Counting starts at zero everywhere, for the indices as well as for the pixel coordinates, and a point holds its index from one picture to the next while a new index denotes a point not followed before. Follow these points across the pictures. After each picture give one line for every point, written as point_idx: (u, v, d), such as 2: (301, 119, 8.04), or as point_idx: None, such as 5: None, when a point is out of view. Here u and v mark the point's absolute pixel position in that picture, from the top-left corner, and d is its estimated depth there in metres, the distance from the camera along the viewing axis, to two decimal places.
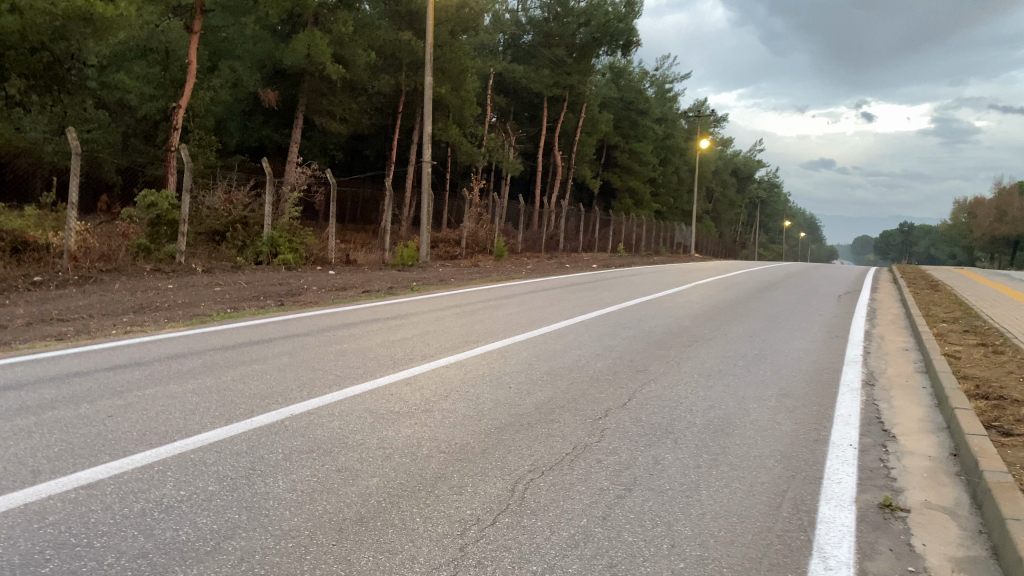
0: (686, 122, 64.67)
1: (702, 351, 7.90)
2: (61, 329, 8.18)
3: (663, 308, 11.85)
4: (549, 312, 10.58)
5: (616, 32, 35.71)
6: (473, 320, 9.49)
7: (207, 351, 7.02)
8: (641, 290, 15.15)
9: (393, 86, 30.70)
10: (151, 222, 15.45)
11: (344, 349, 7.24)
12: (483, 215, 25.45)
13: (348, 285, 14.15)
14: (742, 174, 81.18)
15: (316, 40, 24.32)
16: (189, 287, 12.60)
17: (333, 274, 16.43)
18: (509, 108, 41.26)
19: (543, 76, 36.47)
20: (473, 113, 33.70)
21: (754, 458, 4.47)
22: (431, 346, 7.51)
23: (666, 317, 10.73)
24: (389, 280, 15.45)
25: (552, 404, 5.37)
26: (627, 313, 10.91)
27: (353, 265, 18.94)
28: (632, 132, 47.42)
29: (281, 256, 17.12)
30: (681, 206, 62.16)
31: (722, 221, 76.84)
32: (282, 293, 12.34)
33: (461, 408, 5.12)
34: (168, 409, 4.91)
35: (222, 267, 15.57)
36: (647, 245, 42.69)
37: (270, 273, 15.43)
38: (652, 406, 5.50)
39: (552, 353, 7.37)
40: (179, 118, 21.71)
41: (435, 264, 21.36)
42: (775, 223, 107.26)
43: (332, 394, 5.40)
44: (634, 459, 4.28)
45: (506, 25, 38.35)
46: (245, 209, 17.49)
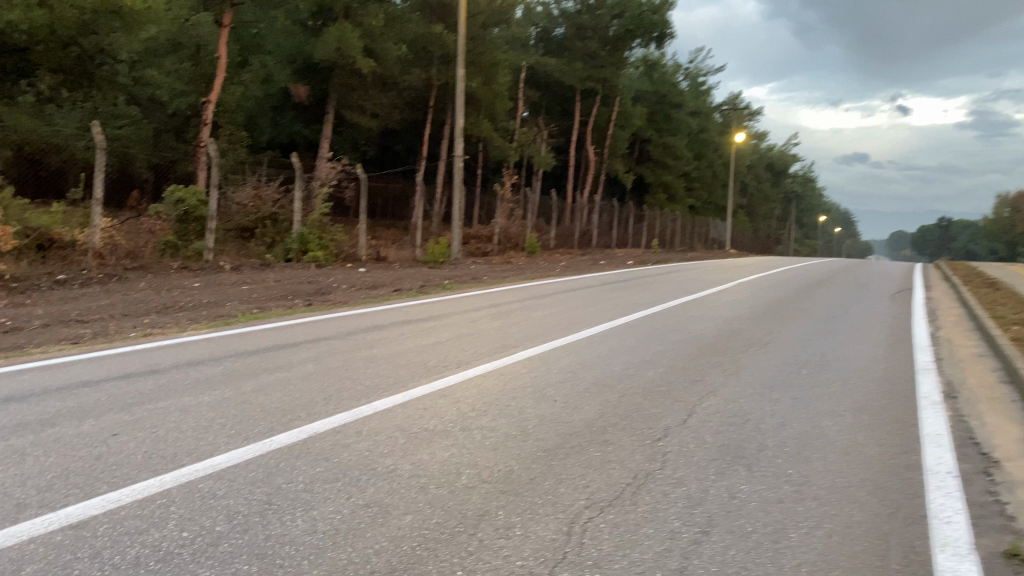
0: (720, 115, 63.58)
1: (759, 358, 7.29)
2: (79, 331, 7.80)
3: (709, 308, 11.23)
4: (590, 313, 10.03)
5: (650, 23, 35.17)
6: (510, 322, 8.96)
7: (228, 356, 6.57)
8: (683, 288, 14.52)
9: (424, 80, 30.29)
10: (179, 218, 15.15)
11: (373, 354, 6.75)
12: (516, 210, 24.92)
13: (378, 283, 13.70)
14: (777, 168, 79.81)
15: (347, 33, 24.04)
16: (215, 285, 12.23)
17: (364, 271, 15.99)
18: (541, 102, 40.66)
19: (576, 69, 35.80)
20: (505, 107, 33.15)
21: (842, 491, 3.87)
22: (466, 351, 7.00)
23: (715, 317, 10.12)
24: (420, 278, 14.98)
25: (604, 421, 4.81)
26: (672, 313, 10.31)
27: (383, 262, 18.52)
28: (666, 126, 46.58)
29: (311, 253, 16.54)
30: (715, 201, 61.07)
31: (756, 217, 75.49)
32: (310, 292, 11.93)
33: (503, 427, 4.59)
34: (179, 427, 4.44)
35: (251, 264, 15.22)
36: (681, 241, 41.86)
37: (299, 270, 15.04)
38: (715, 425, 4.92)
39: (597, 359, 6.82)
40: (209, 113, 21.44)
41: (466, 261, 20.89)
42: (811, 218, 105.30)
43: (360, 410, 4.88)
44: (706, 493, 3.71)
45: (538, 18, 37.78)
46: (275, 206, 17.17)
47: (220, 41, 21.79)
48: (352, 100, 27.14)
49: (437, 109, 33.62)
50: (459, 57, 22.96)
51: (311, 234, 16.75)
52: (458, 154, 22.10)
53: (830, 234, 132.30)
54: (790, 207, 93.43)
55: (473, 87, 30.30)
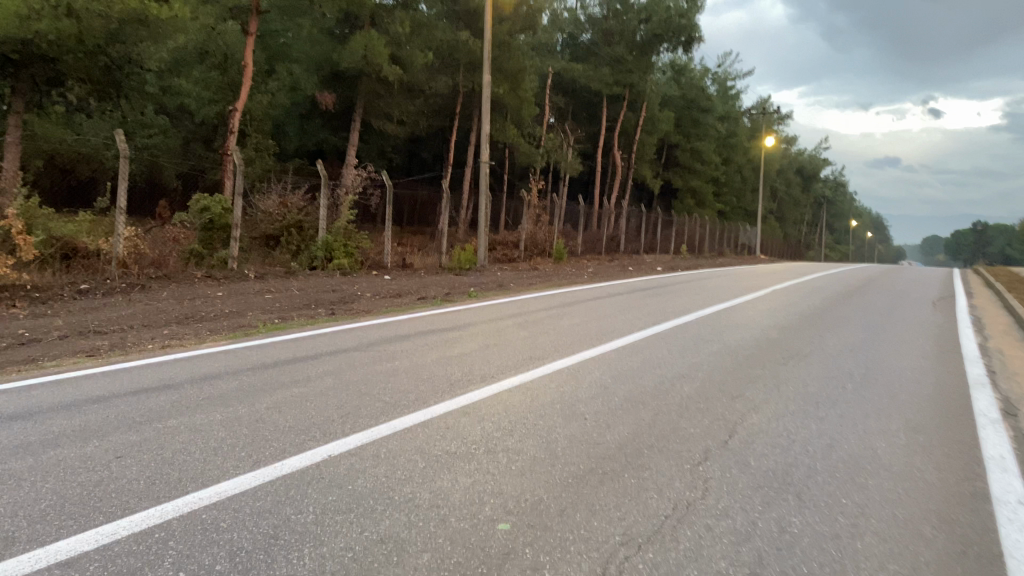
0: (750, 120, 62.85)
1: (801, 371, 6.92)
2: (96, 343, 7.63)
3: (744, 316, 10.83)
4: (620, 322, 9.69)
5: (678, 27, 34.40)
6: (538, 332, 8.65)
7: (246, 369, 6.34)
8: (716, 295, 14.12)
9: (451, 87, 30.13)
10: (204, 226, 14.98)
11: (395, 367, 6.48)
12: (542, 217, 24.61)
13: (403, 291, 13.46)
14: (808, 173, 78.73)
15: (373, 40, 23.94)
16: (238, 294, 12.07)
17: (389, 279, 15.77)
18: (568, 108, 40.34)
19: (603, 74, 35.46)
20: (532, 112, 32.89)
21: (904, 524, 3.52)
22: (492, 364, 6.71)
23: (751, 327, 9.73)
24: (445, 286, 14.73)
25: (639, 443, 4.49)
26: (707, 323, 9.93)
27: (409, 269, 18.32)
28: (694, 131, 46.03)
29: (336, 261, 16.36)
30: (745, 206, 60.27)
31: (787, 222, 74.47)
32: (334, 301, 11.73)
33: (531, 449, 4.28)
34: (188, 448, 4.19)
35: (275, 272, 15.08)
36: (710, 247, 41.29)
37: (324, 279, 14.86)
38: (759, 447, 4.59)
39: (629, 373, 6.49)
40: (236, 121, 21.40)
41: (493, 268, 20.63)
42: (842, 223, 103.76)
43: (379, 429, 4.61)
44: (754, 527, 3.37)
45: (565, 23, 37.49)
46: (300, 213, 17.04)
47: (247, 50, 21.78)
48: (378, 107, 27.04)
49: (464, 116, 33.45)
50: (485, 62, 22.72)
51: (336, 241, 16.56)
52: (485, 160, 21.82)
53: (862, 239, 130.41)
54: (820, 212, 92.12)
55: (499, 93, 30.09)
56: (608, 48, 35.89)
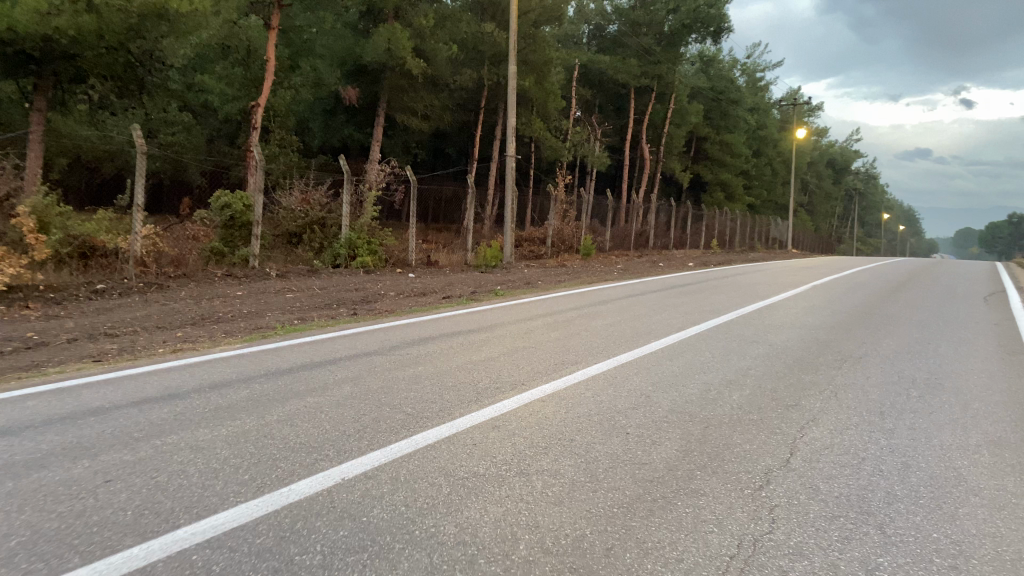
0: (779, 111, 61.74)
1: (856, 376, 6.38)
2: (105, 348, 7.26)
3: (787, 314, 10.25)
4: (657, 321, 9.15)
5: (707, 18, 33.85)
6: (570, 333, 8.16)
7: (259, 377, 5.90)
8: (756, 292, 13.51)
9: (475, 80, 29.67)
10: (225, 223, 14.56)
11: (419, 374, 6.01)
12: (570, 212, 24.08)
13: (429, 289, 13.03)
14: (838, 165, 77.31)
15: (397, 34, 23.52)
16: (258, 293, 11.70)
17: (414, 277, 15.34)
18: (594, 101, 39.68)
19: (630, 66, 34.83)
20: (559, 106, 32.33)
21: (1013, 565, 2.99)
22: (522, 369, 6.22)
23: (796, 326, 9.15)
24: (472, 284, 14.28)
25: (690, 464, 3.98)
26: (749, 322, 9.37)
27: (434, 267, 17.89)
28: (723, 123, 45.13)
29: (359, 258, 15.95)
30: (775, 199, 59.13)
31: (817, 215, 73.19)
32: (357, 300, 11.31)
33: (569, 471, 3.79)
34: (185, 471, 3.76)
35: (297, 270, 14.71)
36: (740, 242, 40.46)
37: (347, 276, 14.47)
38: (825, 467, 4.06)
39: (672, 380, 5.96)
40: (258, 116, 21.07)
41: (520, 265, 20.15)
42: (873, 216, 101.79)
43: (398, 447, 4.14)
44: (837, 571, 2.86)
45: (590, 15, 36.79)
46: (323, 210, 16.67)
47: (269, 44, 21.49)
48: (402, 102, 26.62)
49: (489, 110, 32.96)
50: (510, 53, 22.16)
51: (359, 238, 16.19)
52: (511, 154, 21.30)
53: (893, 232, 128.07)
54: (851, 204, 90.37)
55: (525, 86, 29.57)
56: (635, 39, 35.22)
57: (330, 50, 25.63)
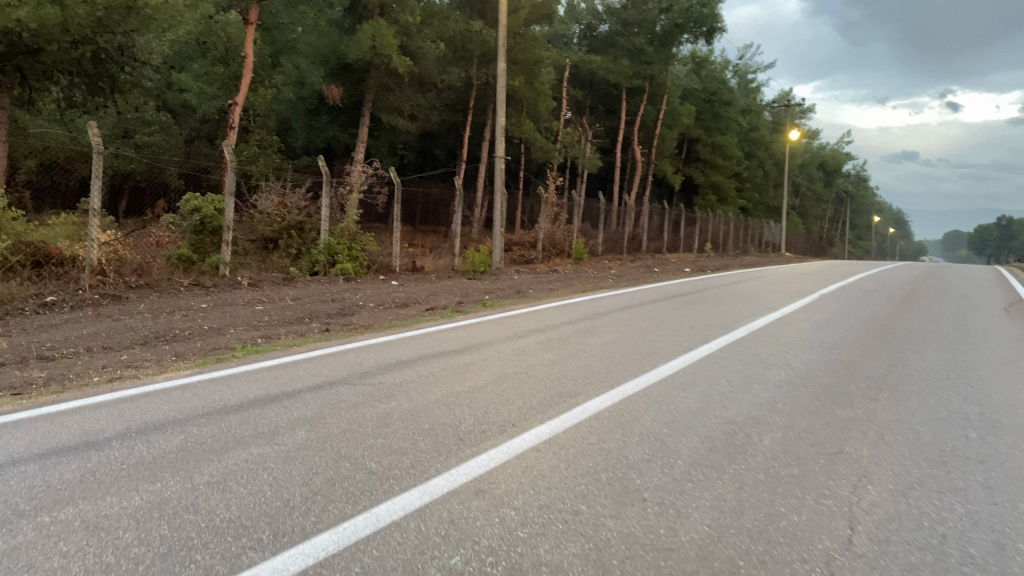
0: (771, 113, 61.06)
1: (899, 411, 5.52)
2: (32, 376, 6.30)
3: (800, 329, 9.41)
4: (661, 339, 8.24)
5: (700, 17, 32.91)
6: (567, 355, 7.25)
7: (199, 418, 4.96)
8: (762, 302, 12.64)
9: (464, 79, 28.84)
10: (195, 228, 13.83)
11: (390, 412, 5.10)
12: (560, 215, 23.22)
13: (412, 299, 12.11)
14: (830, 167, 76.69)
15: (382, 29, 22.72)
16: (226, 306, 10.77)
17: (397, 285, 14.45)
18: (586, 101, 38.84)
19: (622, 67, 34.07)
20: (549, 106, 31.51)
21: None
22: (513, 405, 5.31)
23: (815, 344, 8.30)
24: (457, 293, 13.41)
25: (729, 551, 3.12)
26: (762, 339, 8.50)
27: (420, 273, 17.00)
28: (715, 125, 44.45)
29: (339, 265, 15.03)
30: (767, 202, 58.42)
31: (809, 217, 72.58)
32: (332, 312, 10.40)
33: (577, 567, 2.91)
34: (69, 569, 2.84)
35: (271, 278, 13.80)
36: (733, 245, 39.75)
37: (324, 285, 13.55)
38: (901, 553, 3.18)
39: (689, 420, 5.06)
40: (235, 115, 20.12)
41: (510, 271, 19.26)
42: (864, 218, 101.28)
43: (352, 526, 3.25)
44: None
45: (581, 14, 35.95)
46: (301, 214, 15.73)
47: (246, 40, 20.58)
48: (388, 101, 25.76)
49: (478, 111, 32.10)
50: (499, 50, 21.26)
51: (339, 243, 15.24)
52: (500, 154, 20.41)
53: (882, 235, 127.81)
54: (843, 207, 89.77)
55: (515, 86, 28.74)
56: (627, 39, 34.44)
57: (314, 47, 24.76)
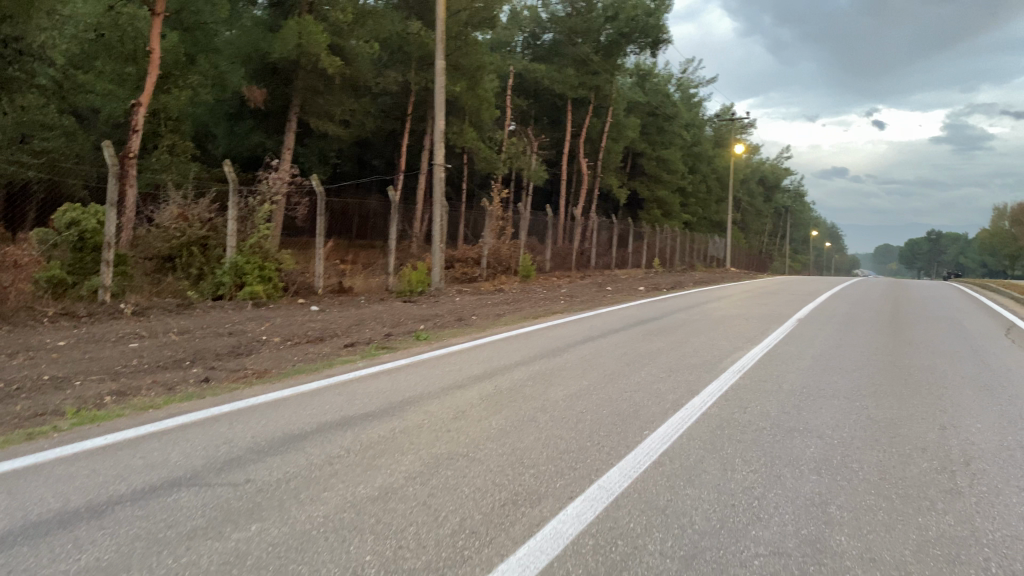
0: (713, 128, 60.33)
1: (1005, 518, 3.77)
2: None
3: (800, 370, 7.72)
4: (639, 390, 6.43)
5: (646, 27, 31.99)
6: (521, 419, 5.37)
7: None
8: (738, 329, 10.96)
9: (400, 84, 27.01)
10: (73, 245, 11.59)
11: (242, 553, 3.17)
12: (505, 229, 21.40)
13: (328, 330, 10.10)
14: (769, 182, 76.55)
15: (309, 25, 20.84)
16: (87, 344, 8.58)
17: (317, 311, 12.42)
18: (529, 112, 37.26)
19: (567, 76, 32.56)
20: (492, 114, 29.75)
21: None
22: (443, 529, 3.41)
23: (829, 394, 6.60)
24: (386, 320, 11.47)
25: None
26: (762, 387, 6.76)
27: (346, 295, 14.99)
28: (660, 138, 43.34)
29: (248, 286, 12.94)
30: (710, 216, 57.59)
31: (750, 232, 72.12)
32: (224, 352, 8.35)
33: None
34: None
35: (165, 304, 11.65)
36: (681, 260, 38.61)
37: (228, 313, 11.46)
38: None
39: (720, 553, 3.24)
40: (139, 117, 17.67)
41: (449, 290, 17.33)
42: (801, 233, 102.04)
43: None
44: None
45: (524, 22, 34.38)
46: (206, 228, 13.57)
47: (152, 33, 18.30)
48: (317, 105, 23.67)
49: (417, 119, 30.17)
50: (437, 50, 19.35)
51: (248, 262, 13.17)
52: (440, 163, 18.46)
53: (820, 250, 129.41)
54: (782, 222, 89.99)
55: (456, 92, 26.95)
56: (571, 48, 32.96)
57: (235, 46, 22.50)
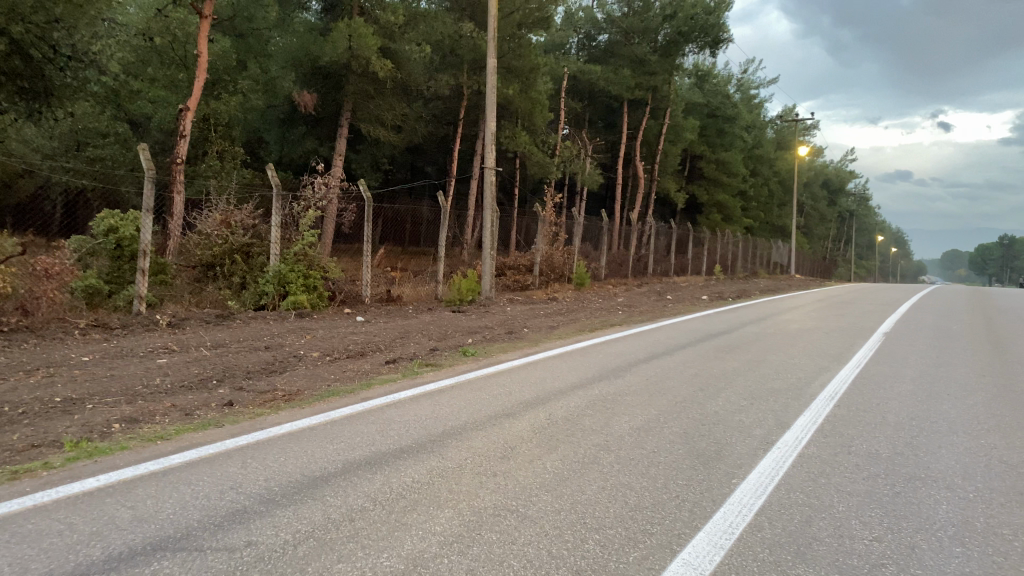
0: (774, 130, 58.45)
1: None
2: None
3: (901, 397, 6.71)
4: (721, 422, 5.53)
5: (706, 26, 30.64)
6: (582, 460, 4.52)
7: None
8: (816, 345, 9.91)
9: (453, 88, 26.42)
10: (111, 253, 11.18)
11: None
12: (559, 235, 20.54)
13: (370, 346, 9.36)
14: (833, 186, 73.98)
15: (360, 28, 20.34)
16: (113, 360, 7.99)
17: (361, 322, 11.75)
18: (584, 115, 36.38)
19: (623, 78, 31.56)
20: (546, 117, 28.92)
21: None
22: None
23: (944, 428, 5.59)
24: (433, 333, 10.72)
25: None
26: (862, 419, 5.81)
27: (394, 304, 14.34)
28: (719, 141, 41.97)
29: (291, 296, 12.35)
30: (772, 221, 55.72)
31: (813, 237, 69.75)
32: (256, 370, 7.68)
33: None
34: None
35: (204, 315, 11.12)
36: (742, 267, 37.20)
37: (268, 324, 10.86)
38: None
39: None
40: (186, 122, 17.29)
41: (501, 299, 16.56)
42: (866, 239, 98.68)
43: None
44: None
45: (579, 23, 33.54)
46: (248, 235, 13.05)
47: (201, 37, 17.93)
48: (368, 110, 23.18)
49: (469, 123, 29.50)
50: (489, 50, 18.60)
51: (292, 270, 12.57)
52: (492, 167, 17.70)
53: (885, 256, 125.20)
54: (846, 226, 87.09)
55: (509, 94, 26.23)
56: (627, 49, 31.93)
57: (286, 50, 22.16)
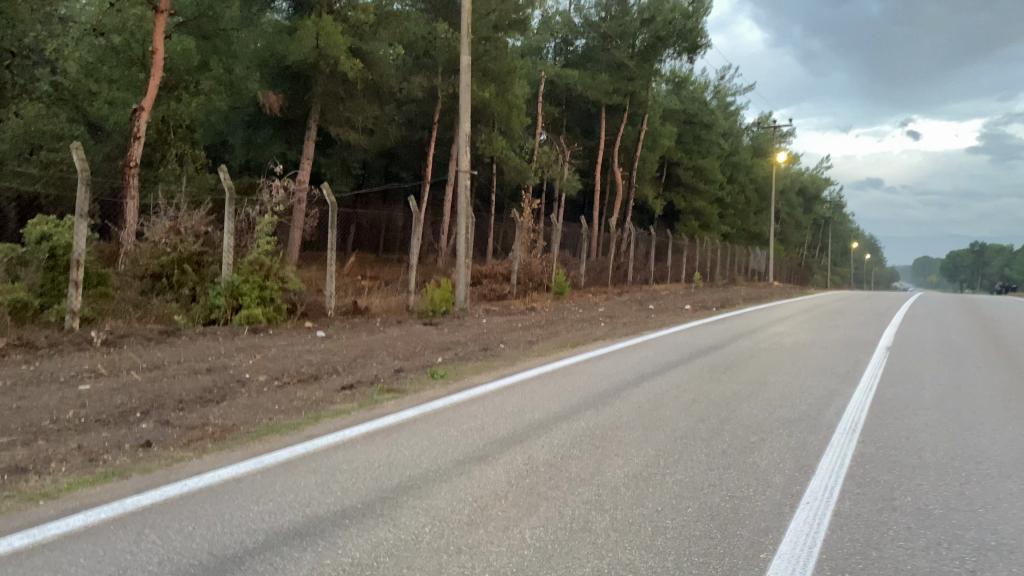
0: (751, 137, 57.99)
1: None
2: None
3: (932, 429, 5.83)
4: (735, 467, 4.61)
5: (684, 31, 29.61)
6: (571, 528, 3.59)
7: None
8: (819, 362, 9.04)
9: (426, 90, 25.48)
10: (44, 264, 10.10)
11: None
12: (537, 243, 19.64)
13: (327, 366, 8.36)
14: (808, 194, 73.80)
15: (327, 26, 19.27)
16: (27, 387, 6.94)
17: (321, 338, 10.75)
18: (561, 120, 35.57)
19: (601, 82, 30.73)
20: (523, 122, 28.04)
21: None
22: None
23: (996, 472, 4.71)
24: (397, 351, 9.74)
25: None
26: (895, 459, 4.94)
27: (360, 317, 13.35)
28: (697, 148, 41.36)
29: (245, 309, 11.34)
30: (749, 229, 55.26)
31: (789, 245, 69.44)
32: (192, 398, 6.66)
33: None
34: None
35: (148, 331, 10.10)
36: (721, 275, 36.54)
37: (216, 342, 9.83)
38: None
39: None
40: (141, 123, 16.17)
41: (474, 311, 15.60)
42: (841, 246, 98.79)
43: None
44: None
45: (556, 26, 32.78)
46: (199, 242, 11.99)
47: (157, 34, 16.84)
48: (338, 112, 22.18)
49: (444, 127, 28.59)
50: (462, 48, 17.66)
51: (247, 281, 11.56)
52: (465, 171, 16.77)
53: (859, 263, 125.60)
54: (821, 233, 87.07)
55: (484, 98, 25.31)
56: (605, 53, 31.11)
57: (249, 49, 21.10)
